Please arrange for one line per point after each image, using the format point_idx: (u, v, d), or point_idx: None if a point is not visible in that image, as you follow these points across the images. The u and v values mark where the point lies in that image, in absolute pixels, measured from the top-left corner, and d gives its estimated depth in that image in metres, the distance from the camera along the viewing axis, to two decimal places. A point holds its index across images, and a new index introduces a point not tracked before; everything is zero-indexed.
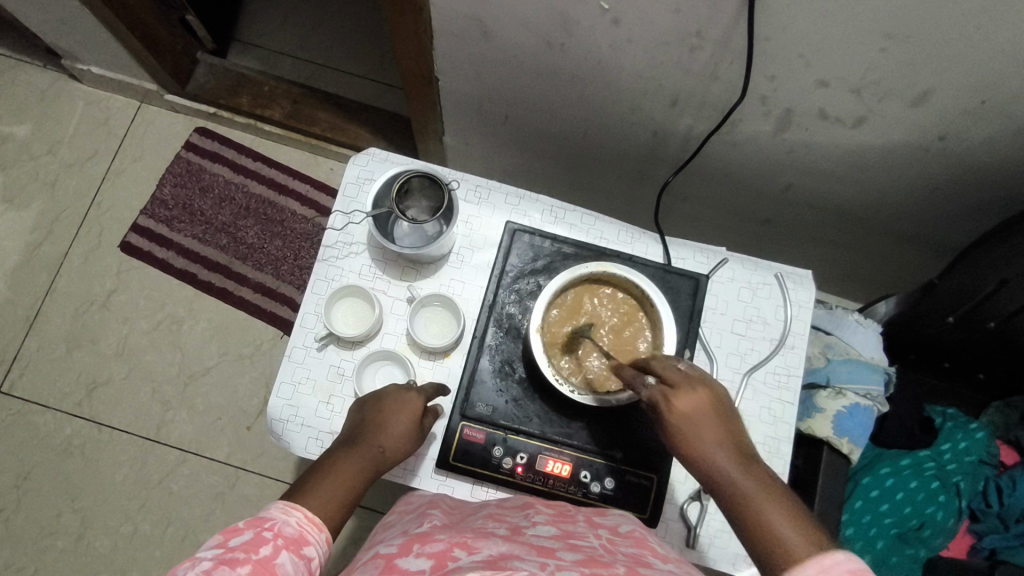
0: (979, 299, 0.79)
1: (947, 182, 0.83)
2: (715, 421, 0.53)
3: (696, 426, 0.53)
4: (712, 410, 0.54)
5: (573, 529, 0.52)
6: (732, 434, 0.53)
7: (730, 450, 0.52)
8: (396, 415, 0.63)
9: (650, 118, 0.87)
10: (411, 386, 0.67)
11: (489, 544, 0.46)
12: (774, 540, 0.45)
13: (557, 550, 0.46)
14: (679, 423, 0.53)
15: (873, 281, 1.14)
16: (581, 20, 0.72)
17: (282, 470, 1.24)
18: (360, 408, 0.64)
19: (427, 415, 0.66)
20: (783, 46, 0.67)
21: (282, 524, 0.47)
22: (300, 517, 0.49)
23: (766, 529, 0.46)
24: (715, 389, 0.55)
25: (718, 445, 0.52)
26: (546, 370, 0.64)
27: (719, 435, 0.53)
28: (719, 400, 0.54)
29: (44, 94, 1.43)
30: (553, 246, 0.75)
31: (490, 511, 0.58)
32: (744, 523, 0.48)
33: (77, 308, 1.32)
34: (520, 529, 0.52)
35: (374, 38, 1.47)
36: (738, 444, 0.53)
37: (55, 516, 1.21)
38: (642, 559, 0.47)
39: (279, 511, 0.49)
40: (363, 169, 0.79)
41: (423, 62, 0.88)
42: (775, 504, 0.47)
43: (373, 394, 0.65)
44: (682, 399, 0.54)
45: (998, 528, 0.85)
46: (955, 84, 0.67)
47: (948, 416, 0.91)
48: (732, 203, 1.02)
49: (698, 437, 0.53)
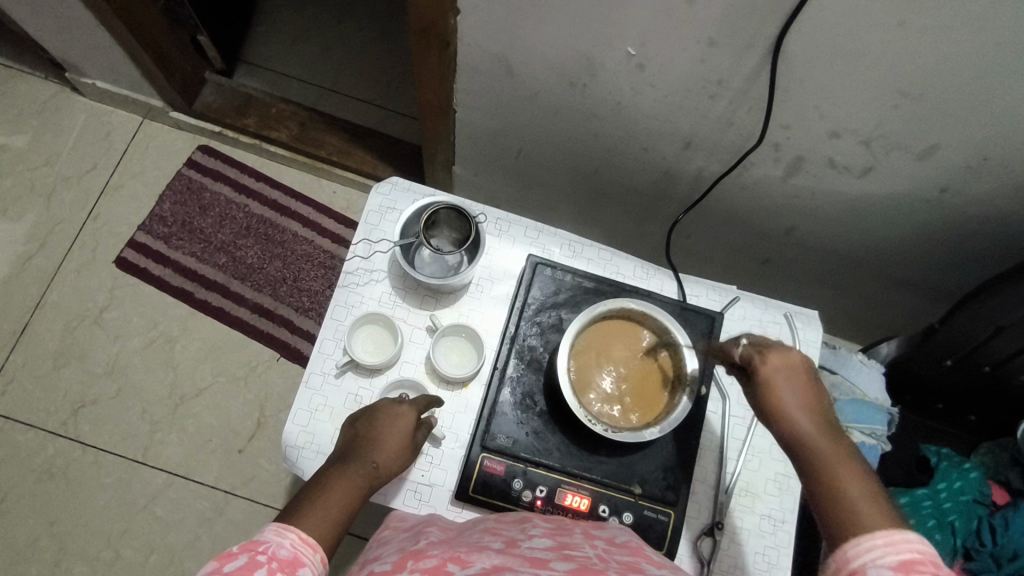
0: (976, 345, 0.83)
1: (944, 231, 0.87)
2: (804, 388, 0.56)
3: (782, 389, 0.55)
4: (797, 377, 0.56)
5: (568, 540, 0.52)
6: (817, 401, 0.56)
7: (812, 417, 0.54)
8: (389, 430, 0.62)
9: (663, 158, 0.90)
10: (403, 398, 0.67)
11: (482, 557, 0.46)
12: (851, 510, 0.49)
13: (549, 561, 0.46)
14: (766, 387, 0.56)
15: (867, 322, 1.17)
16: (606, 62, 0.75)
17: (273, 495, 1.22)
18: (352, 424, 0.63)
19: (420, 428, 0.66)
20: (800, 99, 0.70)
21: (276, 547, 0.46)
22: (293, 539, 0.48)
23: (845, 500, 0.50)
24: (806, 358, 0.57)
25: (806, 413, 0.55)
26: (579, 412, 0.65)
27: (804, 399, 0.55)
28: (805, 364, 0.57)
29: (44, 106, 1.42)
30: (574, 280, 0.76)
31: (488, 526, 0.57)
32: (822, 489, 0.51)
33: (66, 324, 1.29)
34: (515, 542, 0.51)
35: (381, 64, 1.49)
36: (820, 410, 0.55)
37: (31, 540, 1.17)
38: (636, 567, 0.48)
39: (273, 533, 0.48)
40: (385, 197, 0.80)
41: (444, 95, 0.90)
42: (851, 476, 0.51)
43: (365, 410, 0.65)
44: (773, 361, 0.56)
45: (991, 567, 0.86)
46: (959, 141, 0.71)
47: (942, 456, 0.94)
48: (735, 242, 1.05)
49: (783, 401, 0.55)
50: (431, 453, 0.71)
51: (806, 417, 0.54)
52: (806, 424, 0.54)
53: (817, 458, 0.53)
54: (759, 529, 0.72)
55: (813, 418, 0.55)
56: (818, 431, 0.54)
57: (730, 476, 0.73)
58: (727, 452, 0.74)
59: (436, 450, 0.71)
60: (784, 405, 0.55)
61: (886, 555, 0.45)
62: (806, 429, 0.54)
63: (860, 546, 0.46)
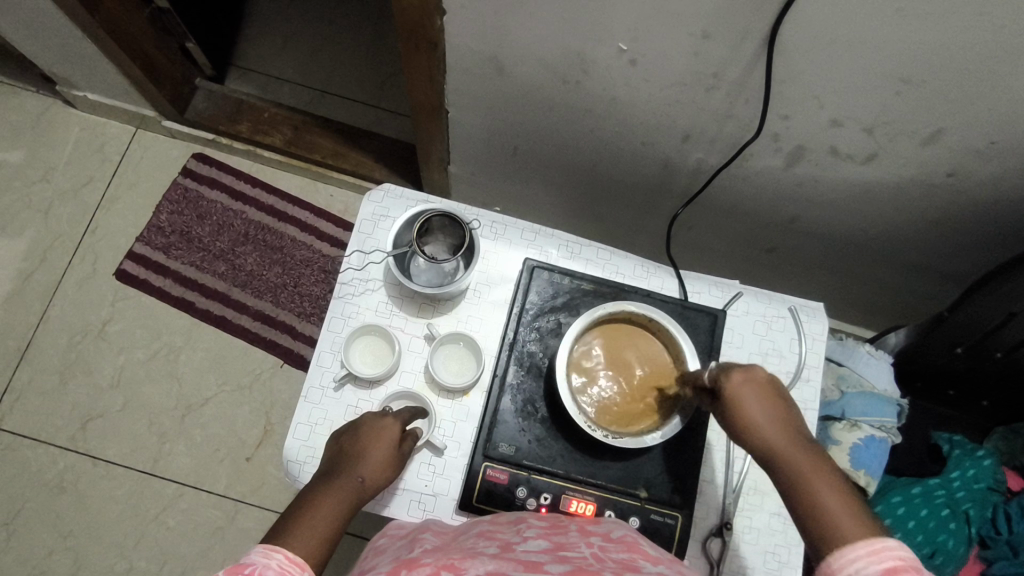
0: (987, 332, 0.81)
1: (951, 215, 0.85)
2: (770, 398, 0.55)
3: (748, 405, 0.55)
4: (762, 391, 0.56)
5: (564, 541, 0.51)
6: (785, 411, 0.55)
7: (781, 430, 0.54)
8: (372, 444, 0.61)
9: (661, 152, 0.88)
10: (386, 412, 0.66)
11: (475, 564, 0.45)
12: (830, 521, 0.48)
13: (544, 564, 0.45)
14: (733, 404, 0.55)
15: (875, 308, 1.15)
16: (597, 58, 0.73)
17: (282, 502, 1.22)
18: (336, 440, 0.63)
19: (406, 440, 0.65)
20: (798, 88, 0.68)
21: (262, 568, 0.44)
22: (281, 559, 0.46)
23: (822, 513, 0.49)
24: (768, 372, 0.57)
25: (773, 424, 0.54)
26: (579, 418, 0.64)
27: (773, 413, 0.55)
28: (769, 376, 0.57)
29: (38, 120, 1.41)
30: (572, 283, 0.75)
31: (482, 528, 0.55)
32: (804, 504, 0.50)
33: (71, 339, 1.29)
34: (510, 546, 0.50)
35: (373, 63, 1.47)
36: (789, 420, 0.55)
37: (46, 555, 1.18)
38: (632, 565, 0.46)
39: (259, 555, 0.46)
40: (378, 205, 0.79)
41: (435, 96, 0.88)
42: (827, 483, 0.51)
43: (348, 426, 0.64)
44: (735, 377, 0.56)
45: (1007, 555, 0.85)
46: (963, 125, 0.69)
47: (954, 443, 0.92)
48: (737, 232, 1.03)
49: (751, 416, 0.55)
50: (434, 462, 0.70)
51: (776, 431, 0.54)
52: (776, 436, 0.54)
53: (791, 471, 0.52)
54: (769, 527, 0.71)
55: (782, 429, 0.54)
56: (788, 441, 0.53)
57: (737, 475, 0.72)
58: (734, 451, 0.72)
59: (439, 459, 0.70)
60: (751, 421, 0.55)
61: (870, 565, 0.44)
62: (780, 443, 0.53)
63: (845, 558, 0.45)
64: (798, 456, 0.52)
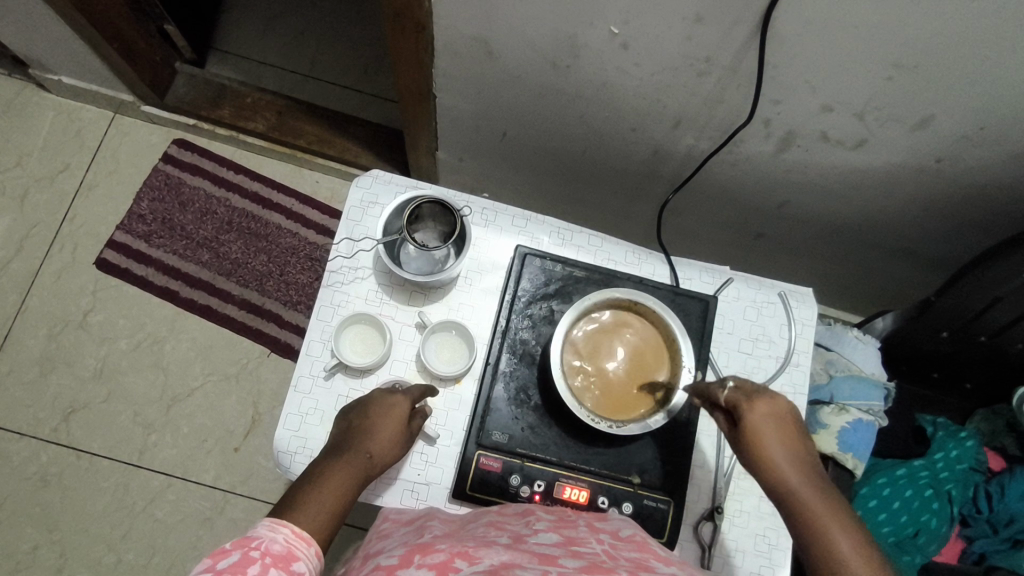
0: (973, 316, 0.83)
1: (937, 201, 0.85)
2: (787, 434, 0.57)
3: (767, 442, 0.56)
4: (781, 427, 0.57)
5: (574, 535, 0.51)
6: (802, 451, 0.57)
7: (798, 469, 0.55)
8: (382, 421, 0.61)
9: (651, 137, 0.88)
10: (396, 388, 0.65)
11: (490, 553, 0.45)
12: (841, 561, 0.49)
13: (558, 558, 0.45)
14: (752, 436, 0.57)
15: (861, 293, 1.17)
16: (589, 42, 0.72)
17: (271, 491, 1.21)
18: (345, 417, 0.62)
19: (414, 418, 0.65)
20: (791, 73, 0.68)
21: (268, 542, 0.45)
22: (287, 533, 0.47)
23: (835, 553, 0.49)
24: (789, 407, 0.59)
25: (789, 460, 0.56)
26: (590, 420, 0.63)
27: (789, 451, 0.56)
28: (790, 413, 0.58)
29: (10, 105, 1.37)
30: (564, 270, 0.74)
31: (490, 519, 0.55)
32: (815, 541, 0.51)
33: (50, 329, 1.26)
34: (521, 538, 0.50)
35: (357, 46, 1.45)
36: (806, 459, 0.56)
37: (32, 548, 1.16)
38: (645, 564, 0.46)
39: (266, 528, 0.46)
40: (366, 191, 0.78)
41: (423, 81, 0.86)
42: (843, 530, 0.51)
43: (358, 401, 0.63)
44: (757, 410, 0.57)
45: (987, 532, 0.89)
46: (954, 111, 0.69)
47: (938, 426, 0.94)
48: (726, 218, 1.03)
49: (769, 451, 0.56)
50: (427, 451, 0.70)
51: (793, 472, 0.55)
52: (791, 475, 0.55)
53: (805, 510, 0.53)
54: (758, 510, 0.72)
55: (797, 468, 0.55)
56: (803, 483, 0.55)
57: (728, 459, 0.72)
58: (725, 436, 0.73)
59: (432, 448, 0.70)
60: (767, 453, 0.56)
61: None
62: (796, 484, 0.54)
63: None
64: (813, 498, 0.53)
